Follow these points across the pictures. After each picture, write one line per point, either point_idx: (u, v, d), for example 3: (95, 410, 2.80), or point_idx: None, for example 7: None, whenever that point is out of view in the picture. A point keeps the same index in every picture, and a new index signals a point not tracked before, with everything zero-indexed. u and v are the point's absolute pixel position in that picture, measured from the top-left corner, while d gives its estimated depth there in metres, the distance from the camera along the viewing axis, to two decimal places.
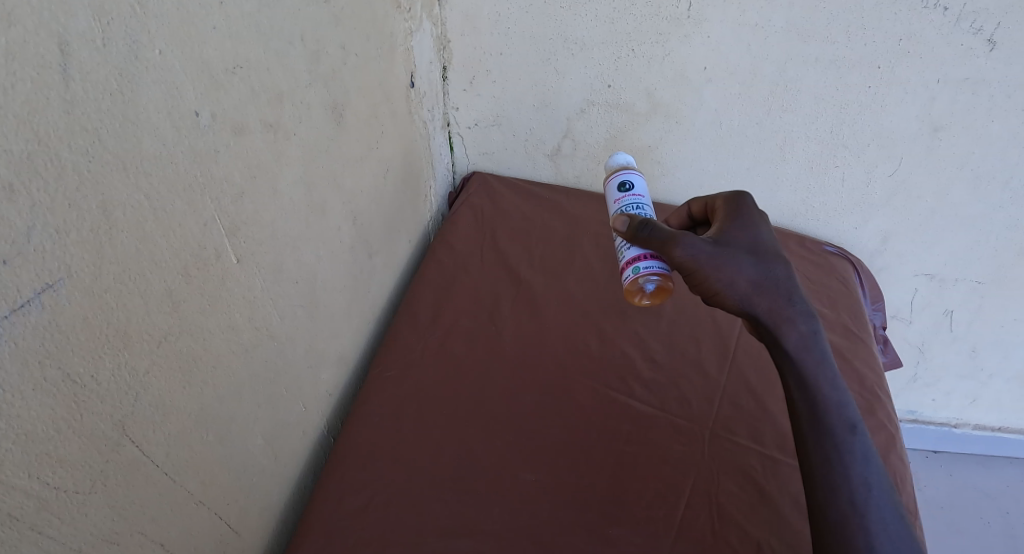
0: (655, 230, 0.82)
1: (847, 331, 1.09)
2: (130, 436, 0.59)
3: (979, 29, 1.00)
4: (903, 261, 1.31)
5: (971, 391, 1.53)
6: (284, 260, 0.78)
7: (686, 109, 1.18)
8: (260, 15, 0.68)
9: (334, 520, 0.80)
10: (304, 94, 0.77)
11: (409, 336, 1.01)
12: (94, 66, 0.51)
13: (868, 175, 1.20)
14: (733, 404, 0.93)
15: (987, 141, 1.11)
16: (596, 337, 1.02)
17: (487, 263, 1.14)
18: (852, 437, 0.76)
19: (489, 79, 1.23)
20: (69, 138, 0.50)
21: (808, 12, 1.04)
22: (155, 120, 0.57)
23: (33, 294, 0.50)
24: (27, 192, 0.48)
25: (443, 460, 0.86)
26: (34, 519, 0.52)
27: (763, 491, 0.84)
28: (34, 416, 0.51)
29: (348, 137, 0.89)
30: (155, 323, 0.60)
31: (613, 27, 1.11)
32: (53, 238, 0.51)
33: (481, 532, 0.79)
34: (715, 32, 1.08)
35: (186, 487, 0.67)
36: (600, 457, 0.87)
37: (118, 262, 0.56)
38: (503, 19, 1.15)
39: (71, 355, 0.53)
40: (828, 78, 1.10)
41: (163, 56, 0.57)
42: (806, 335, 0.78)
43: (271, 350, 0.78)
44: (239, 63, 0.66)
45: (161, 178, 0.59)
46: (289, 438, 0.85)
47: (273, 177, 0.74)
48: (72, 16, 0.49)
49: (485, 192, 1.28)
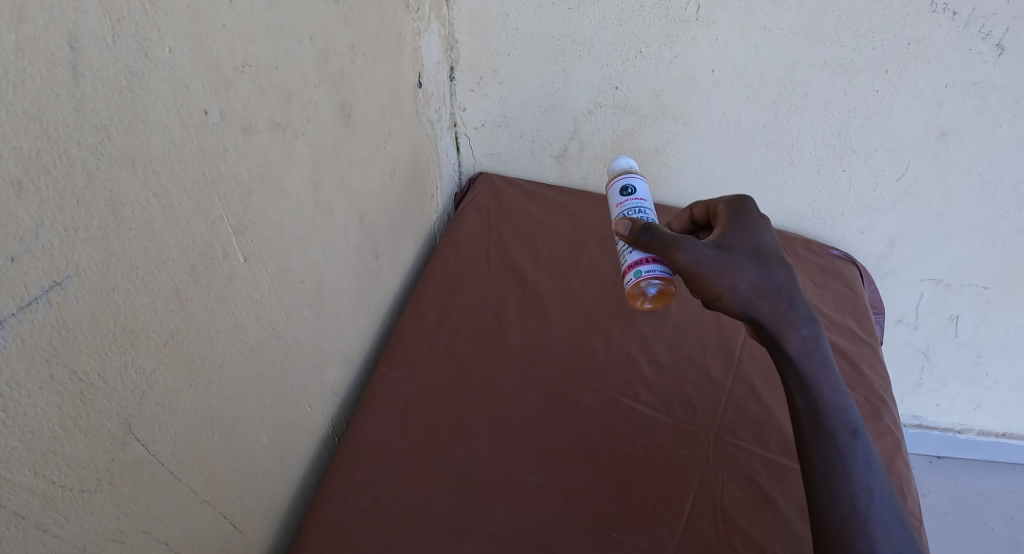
0: (657, 234, 0.82)
1: (852, 334, 1.09)
2: (136, 435, 0.59)
3: (988, 34, 1.00)
4: (909, 265, 1.30)
5: (976, 396, 1.53)
6: (291, 260, 0.78)
7: (694, 111, 1.18)
8: (269, 14, 0.68)
9: (337, 520, 0.80)
10: (313, 93, 0.77)
11: (414, 336, 1.01)
12: (104, 63, 0.51)
13: (875, 180, 1.19)
14: (737, 408, 0.93)
15: (995, 146, 1.10)
16: (602, 339, 1.01)
17: (493, 263, 1.14)
18: (853, 441, 0.75)
19: (496, 80, 1.23)
20: (78, 135, 0.50)
21: (817, 16, 1.03)
22: (164, 118, 0.57)
23: (40, 291, 0.50)
24: (35, 188, 0.48)
25: (447, 460, 0.86)
26: (39, 517, 0.52)
27: (768, 495, 0.84)
28: (39, 415, 0.51)
29: (356, 136, 0.89)
30: (162, 322, 0.60)
31: (621, 29, 1.11)
32: (60, 236, 0.50)
33: (485, 534, 0.79)
34: (723, 34, 1.08)
35: (191, 487, 0.66)
36: (604, 459, 0.86)
37: (126, 260, 0.56)
38: (510, 20, 1.15)
39: (77, 353, 0.53)
40: (837, 81, 1.09)
41: (173, 53, 0.57)
42: (808, 339, 0.77)
43: (277, 349, 0.78)
44: (248, 62, 0.66)
45: (169, 176, 0.58)
46: (294, 438, 0.84)
47: (281, 176, 0.74)
48: (83, 13, 0.49)
49: (491, 192, 1.28)
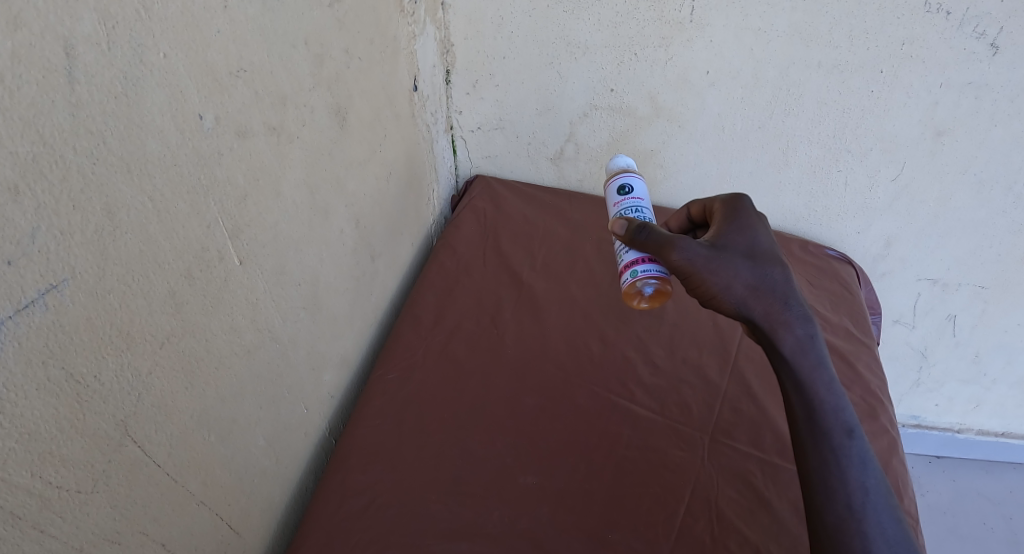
0: (652, 233, 0.82)
1: (849, 334, 1.09)
2: (133, 436, 0.59)
3: (982, 33, 1.01)
4: (906, 265, 1.31)
5: (974, 396, 1.53)
6: (287, 262, 0.78)
7: (689, 113, 1.18)
8: (264, 18, 0.69)
9: (334, 521, 0.81)
10: (307, 97, 0.78)
11: (411, 337, 1.02)
12: (99, 69, 0.52)
13: (871, 180, 1.20)
14: (732, 409, 0.93)
15: (990, 146, 1.11)
16: (598, 340, 1.02)
17: (490, 265, 1.15)
18: (848, 442, 0.76)
19: (492, 83, 1.24)
20: (74, 140, 0.51)
21: (811, 17, 1.04)
22: (159, 123, 0.58)
23: (37, 294, 0.50)
24: (32, 193, 0.49)
25: (443, 462, 0.86)
26: (36, 517, 0.52)
27: (763, 496, 0.84)
28: (36, 417, 0.51)
29: (351, 139, 0.90)
30: (158, 324, 0.60)
31: (616, 31, 1.12)
32: (57, 239, 0.51)
33: (482, 535, 0.80)
34: (717, 36, 1.08)
35: (188, 487, 0.67)
36: (600, 460, 0.87)
37: (122, 263, 0.56)
38: (506, 22, 1.15)
39: (74, 355, 0.53)
40: (832, 81, 1.10)
41: (167, 58, 0.58)
42: (802, 339, 0.78)
43: (273, 351, 0.78)
44: (243, 67, 0.67)
45: (165, 180, 0.59)
46: (291, 440, 0.85)
47: (276, 180, 0.74)
48: (78, 19, 0.50)
49: (487, 195, 1.29)
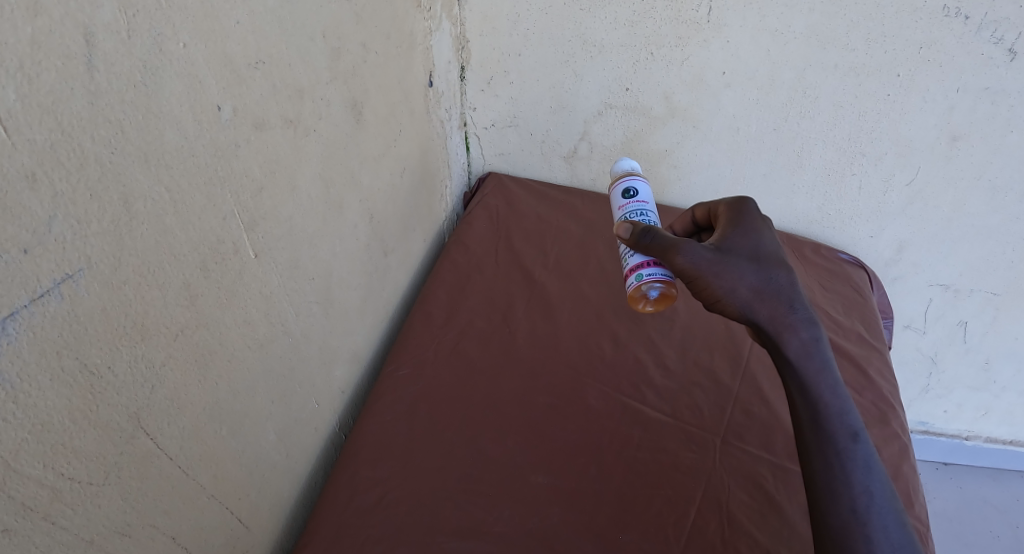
0: (657, 237, 0.81)
1: (860, 338, 1.08)
2: (145, 428, 0.59)
3: (1000, 38, 1.00)
4: (918, 271, 1.30)
5: (983, 403, 1.52)
6: (301, 256, 0.78)
7: (703, 113, 1.17)
8: (283, 10, 0.68)
9: (342, 518, 0.80)
10: (324, 90, 0.77)
11: (422, 335, 1.01)
12: (118, 57, 0.51)
13: (886, 184, 1.19)
14: (744, 412, 0.93)
15: (1006, 151, 1.10)
16: (610, 341, 1.01)
17: (501, 264, 1.14)
18: (854, 445, 0.75)
19: (506, 80, 1.23)
20: (92, 128, 0.50)
21: (828, 19, 1.03)
22: (177, 113, 0.57)
23: (52, 284, 0.50)
24: (49, 181, 0.48)
25: (453, 462, 0.86)
26: (47, 509, 0.52)
27: (774, 500, 0.83)
28: (50, 408, 0.51)
29: (367, 135, 0.89)
30: (171, 316, 0.60)
31: (632, 30, 1.11)
32: (73, 229, 0.50)
33: (491, 534, 0.79)
34: (734, 37, 1.08)
35: (198, 481, 0.66)
36: (610, 461, 0.86)
37: (137, 254, 0.56)
38: (521, 19, 1.15)
39: (88, 346, 0.53)
40: (848, 84, 1.09)
41: (187, 48, 0.57)
42: (807, 342, 0.77)
43: (285, 346, 0.78)
44: (261, 58, 0.66)
45: (182, 170, 0.58)
46: (302, 435, 0.84)
47: (292, 173, 0.74)
48: (98, 6, 0.49)
49: (500, 192, 1.28)
